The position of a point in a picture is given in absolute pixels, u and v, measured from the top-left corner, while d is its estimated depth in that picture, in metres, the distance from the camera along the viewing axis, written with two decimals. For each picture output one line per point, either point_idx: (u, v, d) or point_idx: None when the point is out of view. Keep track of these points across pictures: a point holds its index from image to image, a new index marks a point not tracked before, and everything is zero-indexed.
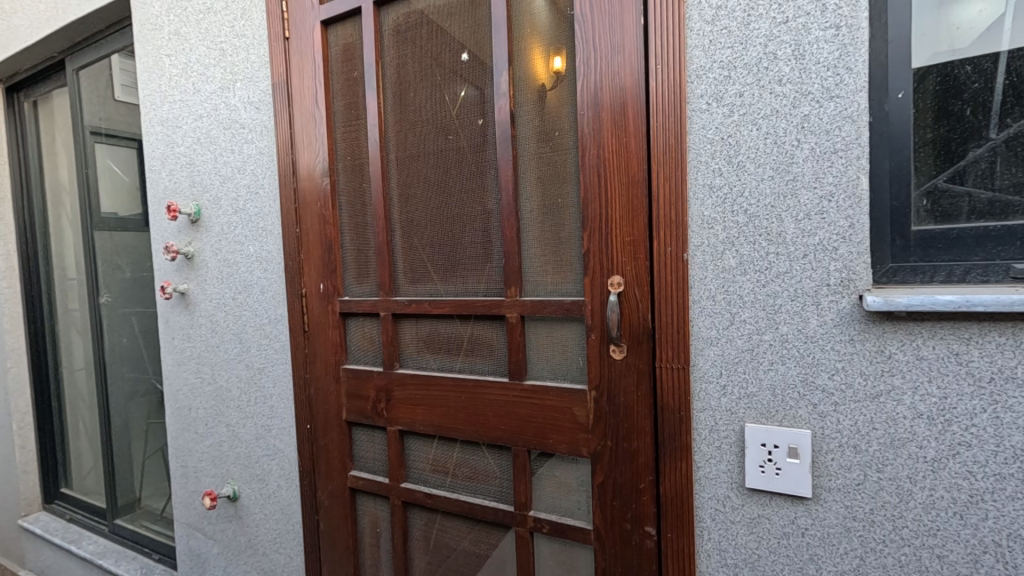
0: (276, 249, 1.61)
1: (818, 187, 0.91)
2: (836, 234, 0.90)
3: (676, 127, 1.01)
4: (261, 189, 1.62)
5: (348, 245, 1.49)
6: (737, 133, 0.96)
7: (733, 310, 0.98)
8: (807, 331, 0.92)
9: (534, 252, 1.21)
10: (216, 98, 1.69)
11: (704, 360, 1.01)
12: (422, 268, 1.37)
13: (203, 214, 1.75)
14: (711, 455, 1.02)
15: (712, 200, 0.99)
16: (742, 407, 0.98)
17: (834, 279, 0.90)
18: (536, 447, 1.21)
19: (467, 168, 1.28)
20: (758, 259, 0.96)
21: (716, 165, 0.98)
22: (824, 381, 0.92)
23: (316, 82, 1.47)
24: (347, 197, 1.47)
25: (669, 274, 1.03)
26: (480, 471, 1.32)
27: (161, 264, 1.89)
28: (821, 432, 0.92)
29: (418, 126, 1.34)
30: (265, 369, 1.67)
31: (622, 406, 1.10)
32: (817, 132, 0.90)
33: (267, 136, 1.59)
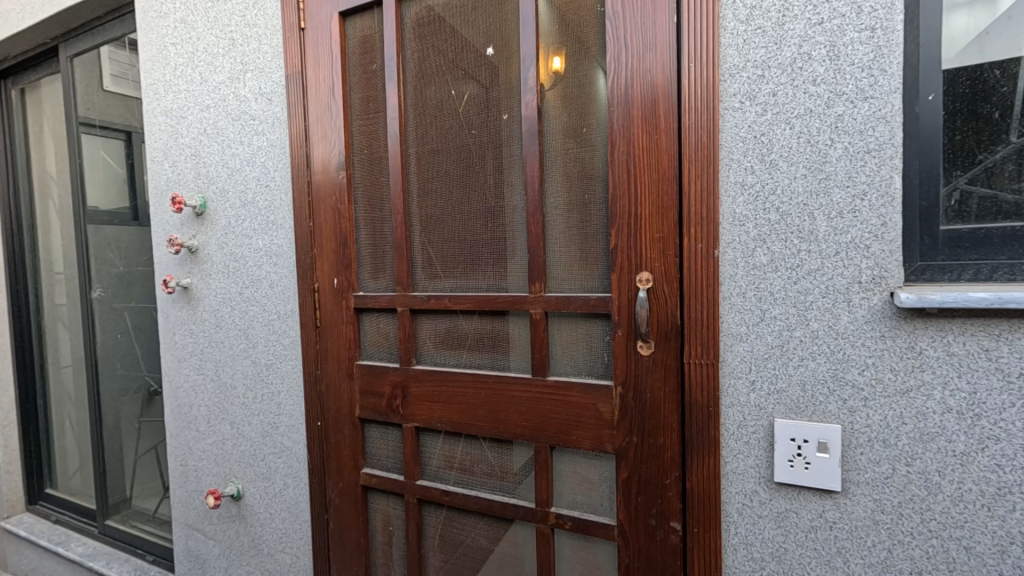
0: (286, 243, 1.58)
1: (851, 186, 0.92)
2: (868, 232, 0.92)
3: (708, 125, 1.02)
4: (271, 182, 1.59)
5: (364, 239, 1.47)
6: (770, 132, 0.97)
7: (763, 306, 0.99)
8: (838, 328, 0.94)
9: (559, 248, 1.21)
10: (224, 89, 1.66)
11: (733, 356, 1.02)
12: (441, 264, 1.36)
13: (209, 207, 1.72)
14: (739, 451, 1.03)
15: (744, 197, 1.00)
16: (771, 403, 1.00)
17: (865, 277, 0.92)
18: (559, 443, 1.21)
19: (490, 162, 1.27)
20: (789, 256, 0.97)
21: (748, 163, 0.99)
22: (854, 377, 0.93)
23: (333, 74, 1.45)
24: (363, 190, 1.45)
25: (698, 271, 1.04)
26: (499, 468, 1.31)
27: (161, 258, 1.84)
28: (850, 427, 0.94)
29: (439, 120, 1.33)
30: (272, 365, 1.64)
31: (648, 402, 1.11)
32: (850, 132, 0.92)
33: (279, 128, 1.56)
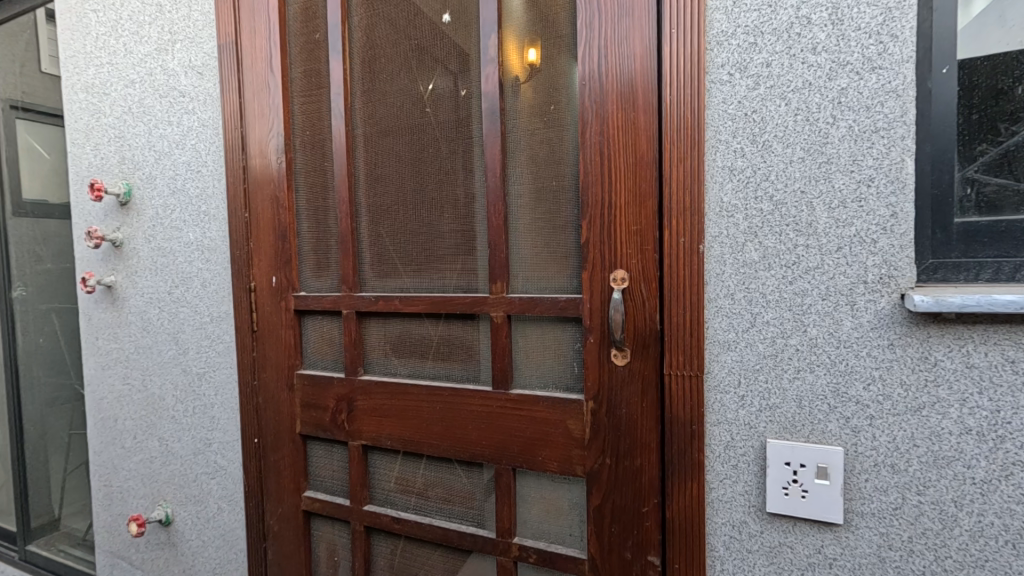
0: (220, 236, 1.39)
1: (855, 170, 0.79)
2: (875, 224, 0.79)
3: (692, 102, 0.88)
4: (203, 167, 1.40)
5: (306, 232, 1.30)
6: (763, 108, 0.84)
7: (755, 310, 0.86)
8: (840, 335, 0.81)
9: (524, 243, 1.06)
10: (151, 61, 1.46)
11: (719, 367, 0.89)
12: (392, 260, 1.19)
13: (135, 195, 1.52)
14: (726, 475, 0.90)
15: (733, 183, 0.86)
16: (763, 421, 0.86)
17: (871, 276, 0.79)
18: (523, 465, 1.06)
19: (446, 145, 1.12)
20: (784, 252, 0.84)
21: (737, 145, 0.86)
22: (858, 392, 0.81)
23: (271, 44, 1.27)
24: (305, 176, 1.28)
25: (681, 269, 0.90)
26: (456, 491, 1.16)
27: (82, 253, 1.63)
28: (853, 449, 0.81)
29: (389, 96, 1.17)
30: (205, 375, 1.46)
31: (623, 419, 0.97)
32: (855, 109, 0.79)
33: (211, 106, 1.38)
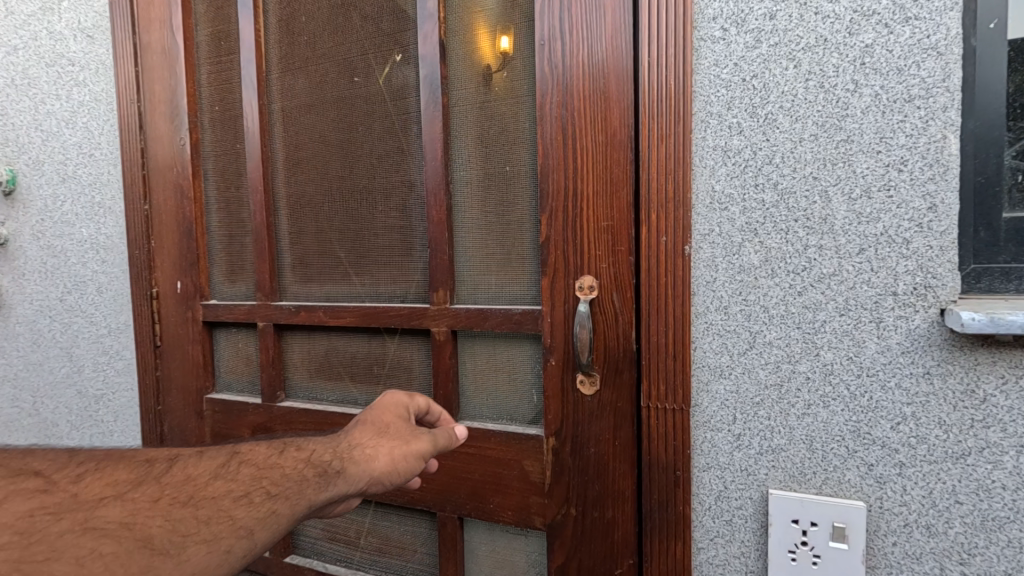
0: (117, 232, 1.17)
1: (882, 151, 0.62)
2: (909, 220, 0.61)
3: (676, 66, 0.70)
4: (97, 150, 1.17)
5: (217, 229, 1.08)
6: (765, 72, 0.66)
7: (754, 328, 0.68)
8: (862, 361, 0.64)
9: (472, 242, 0.86)
10: (35, 23, 1.22)
11: (709, 399, 0.71)
12: (315, 262, 0.98)
13: (20, 183, 1.26)
14: (717, 534, 0.72)
15: (727, 168, 0.68)
16: (764, 467, 0.69)
17: (902, 286, 0.62)
18: (471, 513, 0.87)
19: (377, 120, 0.91)
20: (792, 255, 0.66)
21: (732, 119, 0.68)
22: (884, 433, 0.64)
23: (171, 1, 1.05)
24: (215, 161, 1.07)
25: (662, 275, 0.72)
26: (395, 541, 0.96)
27: None
28: (878, 504, 0.64)
29: (309, 62, 0.96)
30: (103, 397, 1.22)
31: (592, 460, 0.78)
32: (883, 72, 0.62)
33: (105, 77, 1.15)
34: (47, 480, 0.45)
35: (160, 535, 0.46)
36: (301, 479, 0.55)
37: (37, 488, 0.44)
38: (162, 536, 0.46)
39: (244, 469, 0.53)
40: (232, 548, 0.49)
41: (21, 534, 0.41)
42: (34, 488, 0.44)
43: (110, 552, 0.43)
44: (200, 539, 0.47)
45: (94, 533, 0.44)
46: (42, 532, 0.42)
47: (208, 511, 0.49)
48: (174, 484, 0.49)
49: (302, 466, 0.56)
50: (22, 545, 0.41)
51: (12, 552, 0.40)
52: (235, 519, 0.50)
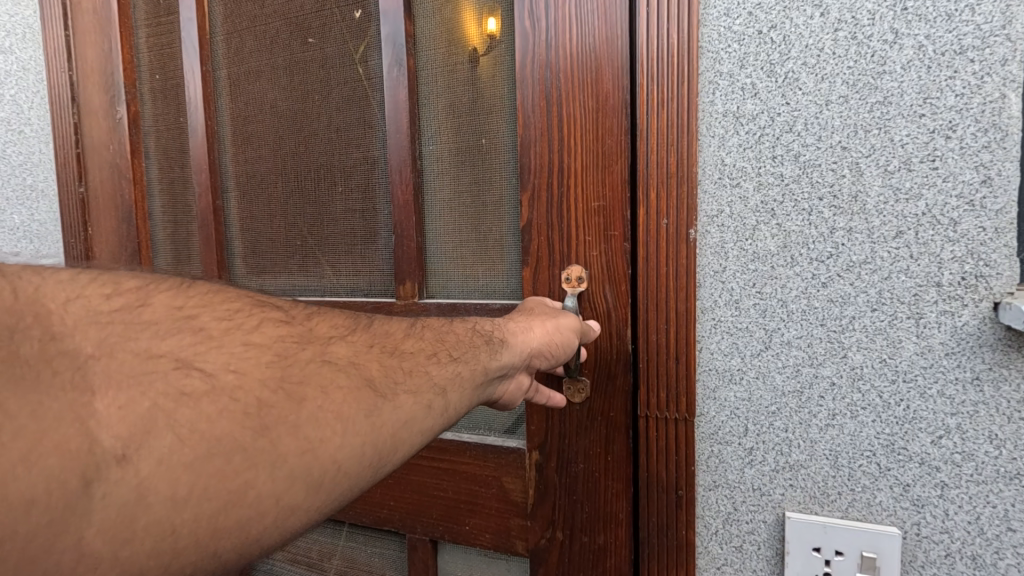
0: (52, 219, 1.04)
1: (925, 114, 0.51)
2: (957, 197, 0.51)
3: (677, 18, 0.58)
4: (27, 126, 1.04)
5: (161, 215, 0.96)
6: (784, 23, 0.55)
7: (770, 326, 0.58)
8: (896, 364, 0.54)
9: (444, 228, 0.75)
10: None
11: (716, 408, 0.61)
12: (269, 251, 0.87)
13: None
14: (725, 562, 0.62)
15: (740, 137, 0.58)
16: (780, 487, 0.59)
17: (947, 276, 0.52)
18: (444, 536, 0.76)
19: (335, 87, 0.79)
20: (816, 239, 0.56)
21: (746, 79, 0.57)
22: (922, 449, 0.54)
23: None
24: (157, 138, 0.95)
25: (663, 265, 0.62)
26: (360, 564, 0.86)
27: None
28: (915, 531, 0.55)
29: (258, 21, 0.84)
30: None
31: (580, 477, 0.68)
32: (929, 18, 0.50)
33: (34, 43, 1.02)
34: (286, 313, 0.38)
35: (379, 377, 0.37)
36: (473, 345, 0.46)
37: (279, 318, 0.37)
38: (383, 379, 0.37)
39: (428, 332, 0.45)
40: (433, 404, 0.39)
41: (279, 355, 0.34)
42: (276, 317, 0.36)
43: (345, 386, 0.35)
44: (409, 390, 0.38)
45: (331, 366, 0.35)
46: (293, 357, 0.34)
47: (411, 363, 0.40)
48: (380, 335, 0.41)
49: (470, 335, 0.47)
50: (281, 367, 0.33)
51: (272, 371, 0.33)
52: (432, 375, 0.40)
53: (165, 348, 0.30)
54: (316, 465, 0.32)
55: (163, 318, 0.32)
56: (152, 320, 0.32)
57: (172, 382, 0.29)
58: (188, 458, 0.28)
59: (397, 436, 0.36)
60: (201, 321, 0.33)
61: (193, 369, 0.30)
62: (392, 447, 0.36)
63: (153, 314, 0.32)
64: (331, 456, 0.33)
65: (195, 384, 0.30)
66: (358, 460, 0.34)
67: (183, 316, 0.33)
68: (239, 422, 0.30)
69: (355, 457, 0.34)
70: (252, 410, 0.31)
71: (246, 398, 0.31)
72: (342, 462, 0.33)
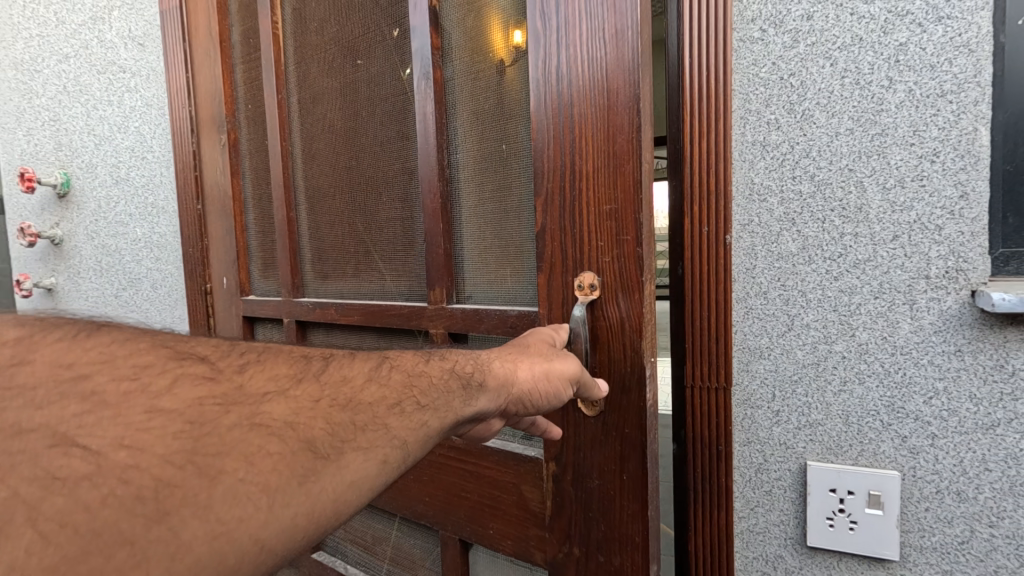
0: (170, 231, 1.25)
1: (915, 143, 0.53)
2: (939, 208, 0.53)
3: (712, 65, 0.60)
4: (150, 152, 1.25)
5: (254, 226, 1.12)
6: (802, 71, 0.57)
7: (791, 310, 0.60)
8: (897, 340, 0.56)
9: (472, 233, 0.77)
10: (87, 32, 1.31)
11: (749, 378, 0.63)
12: (331, 259, 0.99)
13: (74, 185, 1.37)
14: (756, 503, 0.64)
15: (766, 161, 0.60)
16: (802, 440, 0.61)
17: (934, 270, 0.54)
18: (471, 538, 0.71)
19: (379, 109, 0.88)
20: (828, 242, 0.58)
21: (770, 115, 0.59)
22: (917, 408, 0.56)
23: (208, 7, 1.09)
24: (251, 159, 1.10)
25: (702, 265, 0.63)
26: (369, 538, 0.88)
27: (19, 251, 1.49)
28: (911, 472, 0.57)
29: (320, 50, 0.95)
30: None
31: (598, 494, 0.60)
32: (916, 68, 0.53)
33: (155, 83, 1.22)
34: (212, 366, 0.32)
35: (322, 436, 0.31)
36: (447, 390, 0.39)
37: (203, 374, 0.31)
38: (326, 439, 0.31)
39: (396, 375, 0.38)
40: (388, 459, 0.34)
41: (192, 423, 0.28)
42: (198, 373, 0.31)
43: (275, 454, 0.29)
44: (358, 447, 0.32)
45: (261, 431, 0.29)
46: (212, 422, 0.29)
47: (366, 416, 0.34)
48: (332, 385, 0.34)
49: (448, 375, 0.40)
50: (192, 437, 0.28)
51: (181, 444, 0.27)
52: (390, 429, 0.34)
53: (41, 420, 0.27)
54: (234, 547, 0.27)
55: (43, 381, 0.28)
56: (27, 386, 0.28)
57: (43, 464, 0.26)
58: (53, 560, 0.23)
59: (341, 502, 0.31)
60: (96, 383, 0.29)
61: (74, 446, 0.26)
62: (332, 514, 0.31)
63: (29, 377, 0.28)
64: (252, 535, 0.27)
65: (74, 467, 0.26)
66: (291, 533, 0.29)
67: (72, 376, 0.29)
68: (129, 509, 0.25)
69: (286, 532, 0.29)
70: (147, 492, 0.26)
71: (140, 479, 0.26)
72: (266, 541, 0.28)
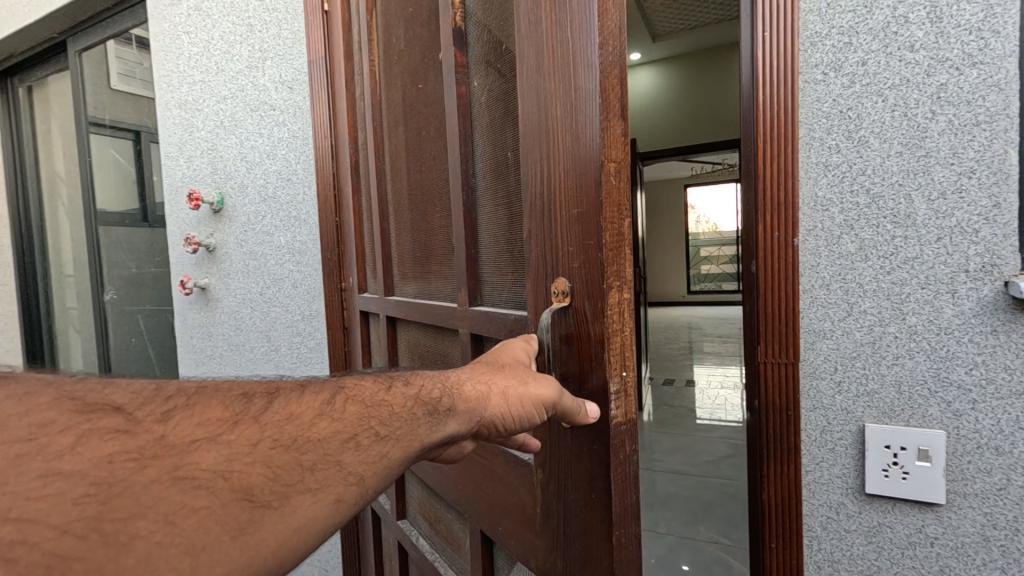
0: (310, 239, 1.47)
1: (956, 162, 0.62)
2: (975, 214, 0.62)
3: (783, 92, 0.69)
4: (294, 175, 1.48)
5: (366, 233, 1.25)
6: (858, 107, 0.66)
7: (850, 299, 0.68)
8: (941, 322, 0.64)
9: (487, 240, 0.78)
10: (242, 78, 1.57)
11: (815, 355, 0.71)
12: (410, 263, 1.06)
13: (227, 203, 1.62)
14: (821, 459, 0.71)
15: (829, 178, 0.68)
16: (862, 405, 0.69)
17: (972, 264, 0.62)
18: (487, 531, 0.75)
19: (434, 124, 0.91)
20: (880, 242, 0.67)
21: (832, 142, 0.68)
22: (960, 377, 0.64)
23: (341, 49, 1.22)
24: (364, 175, 1.23)
25: (775, 263, 0.71)
26: (431, 516, 0.97)
27: (178, 256, 1.75)
28: (955, 429, 0.65)
29: (398, 79, 1.03)
30: (298, 369, 1.56)
31: (574, 509, 0.57)
32: (954, 102, 0.62)
33: (301, 117, 1.45)
34: (126, 416, 0.31)
35: (261, 483, 0.32)
36: (412, 417, 0.42)
37: (116, 426, 0.30)
38: (263, 486, 0.32)
39: (351, 407, 0.39)
40: (342, 497, 0.36)
41: (100, 485, 0.28)
42: (111, 426, 0.30)
43: (201, 508, 0.30)
44: (305, 489, 0.34)
45: (183, 485, 0.30)
46: (124, 482, 0.29)
47: (314, 456, 0.35)
48: (273, 425, 0.34)
49: (411, 402, 0.43)
50: (99, 500, 0.28)
51: (87, 509, 0.27)
52: (343, 465, 0.36)
53: None
54: None
55: None
56: None
57: None
58: None
59: (283, 546, 0.33)
60: None
61: None
62: (273, 560, 0.32)
63: None
64: None
65: None
66: None
67: None
68: None
69: None
70: (45, 567, 0.26)
71: (38, 551, 0.26)
72: None
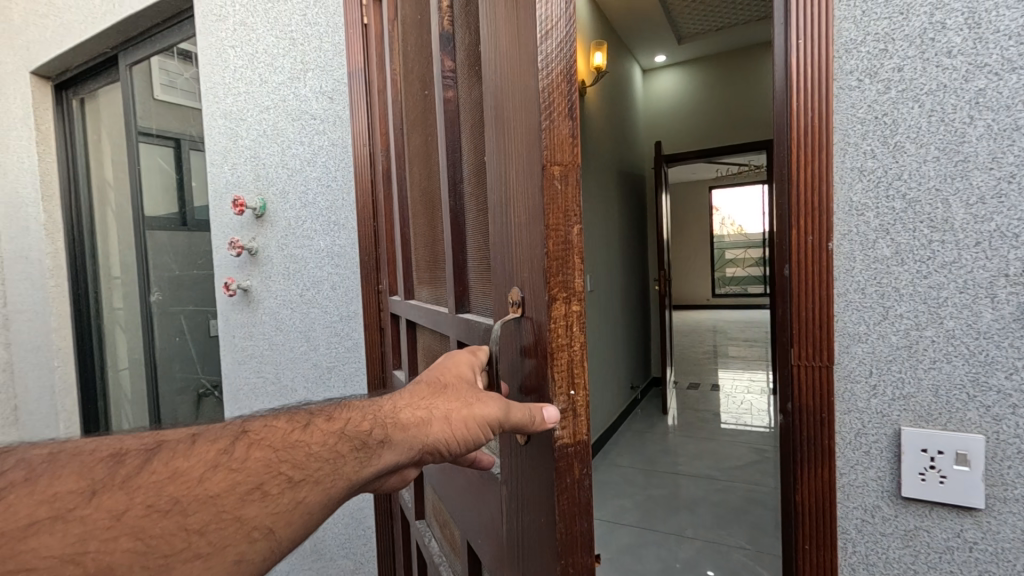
0: (348, 243, 1.53)
1: (994, 167, 0.63)
2: (1015, 219, 0.62)
3: (817, 100, 0.70)
4: (333, 181, 1.54)
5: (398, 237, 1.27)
6: (894, 112, 0.67)
7: (886, 303, 0.69)
8: (981, 328, 0.64)
9: (473, 247, 0.79)
10: (284, 89, 1.64)
11: (849, 358, 0.71)
12: (427, 268, 1.06)
13: (269, 209, 1.70)
14: (856, 462, 0.72)
15: (863, 182, 0.69)
16: (897, 409, 0.69)
17: (1012, 268, 0.62)
18: (472, 540, 0.79)
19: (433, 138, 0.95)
20: (918, 247, 0.67)
21: (867, 146, 0.68)
22: (999, 382, 0.64)
23: (377, 61, 1.27)
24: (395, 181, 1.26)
25: (808, 266, 0.72)
26: (440, 519, 1.01)
27: (221, 259, 1.83)
28: (995, 435, 0.64)
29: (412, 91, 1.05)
30: (334, 368, 1.62)
31: (529, 529, 0.59)
32: (993, 106, 0.62)
33: (340, 127, 1.51)
34: None
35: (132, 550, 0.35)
36: (337, 455, 0.46)
37: None
38: (136, 553, 0.35)
39: (253, 457, 0.42)
40: (234, 549, 0.39)
41: None
42: None
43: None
44: (190, 546, 0.37)
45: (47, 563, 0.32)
46: None
47: (199, 515, 0.38)
48: (150, 489, 0.37)
49: (335, 440, 0.46)
50: None
51: None
52: (239, 518, 0.39)
53: None
54: None
55: None
56: None
57: None
58: None
59: None
60: None
61: None
62: None
63: None
64: None
65: None
66: None
67: None
68: None
69: None
70: None
71: None
72: None
